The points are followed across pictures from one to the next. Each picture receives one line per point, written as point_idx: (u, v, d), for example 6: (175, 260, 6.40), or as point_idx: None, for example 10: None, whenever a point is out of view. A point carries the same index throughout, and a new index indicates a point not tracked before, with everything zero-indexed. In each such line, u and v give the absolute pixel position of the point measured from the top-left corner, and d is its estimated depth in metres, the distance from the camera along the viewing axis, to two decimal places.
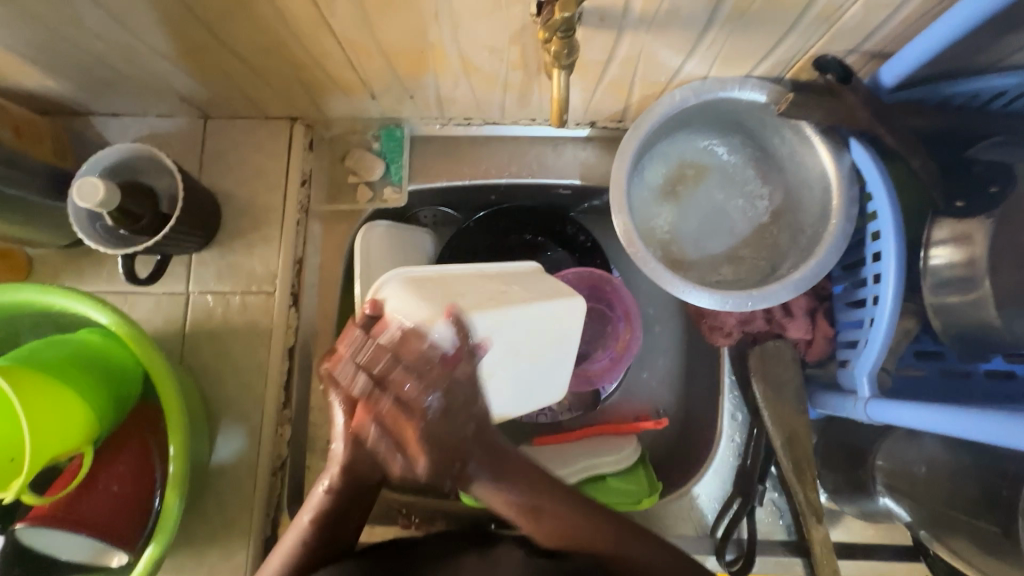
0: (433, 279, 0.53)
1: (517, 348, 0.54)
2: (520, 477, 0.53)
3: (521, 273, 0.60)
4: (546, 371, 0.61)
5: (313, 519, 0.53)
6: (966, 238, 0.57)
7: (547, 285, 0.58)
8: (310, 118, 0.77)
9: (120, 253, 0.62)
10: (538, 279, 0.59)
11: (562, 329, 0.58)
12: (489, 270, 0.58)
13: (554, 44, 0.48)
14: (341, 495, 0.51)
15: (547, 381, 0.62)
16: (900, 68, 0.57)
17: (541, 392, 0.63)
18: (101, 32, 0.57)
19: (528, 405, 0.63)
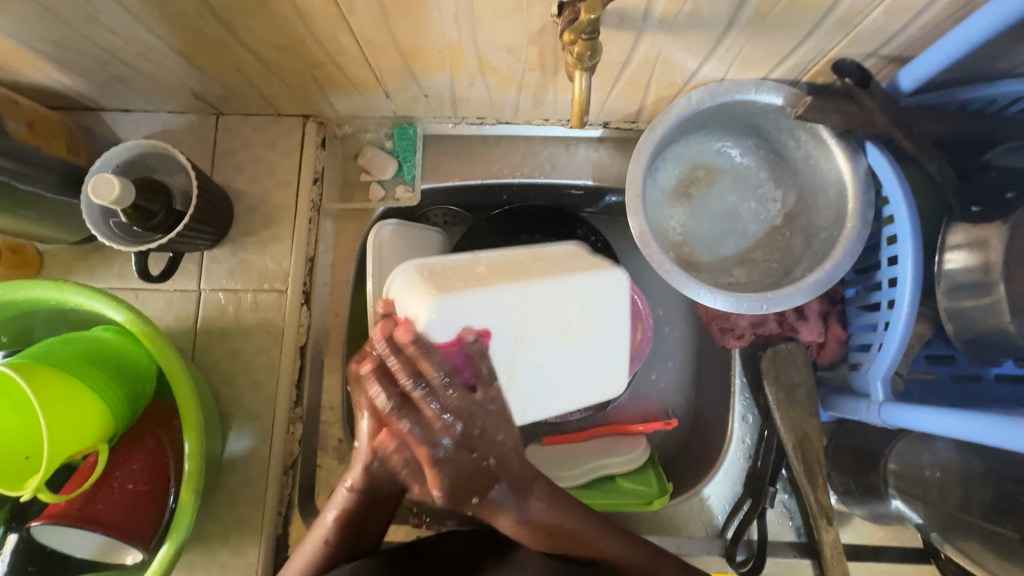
0: (437, 268, 0.54)
1: (529, 329, 0.54)
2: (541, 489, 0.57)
3: (552, 253, 0.59)
4: (568, 357, 0.57)
5: (337, 524, 0.56)
6: (982, 243, 0.57)
7: (572, 261, 0.58)
8: (322, 116, 0.77)
9: (135, 249, 0.62)
10: (562, 257, 0.58)
11: (583, 302, 0.56)
12: (515, 252, 0.58)
13: (576, 46, 0.48)
14: (363, 497, 0.55)
15: (571, 369, 0.58)
16: (920, 73, 0.57)
17: (565, 382, 0.58)
18: (118, 28, 0.57)
19: (549, 398, 0.58)
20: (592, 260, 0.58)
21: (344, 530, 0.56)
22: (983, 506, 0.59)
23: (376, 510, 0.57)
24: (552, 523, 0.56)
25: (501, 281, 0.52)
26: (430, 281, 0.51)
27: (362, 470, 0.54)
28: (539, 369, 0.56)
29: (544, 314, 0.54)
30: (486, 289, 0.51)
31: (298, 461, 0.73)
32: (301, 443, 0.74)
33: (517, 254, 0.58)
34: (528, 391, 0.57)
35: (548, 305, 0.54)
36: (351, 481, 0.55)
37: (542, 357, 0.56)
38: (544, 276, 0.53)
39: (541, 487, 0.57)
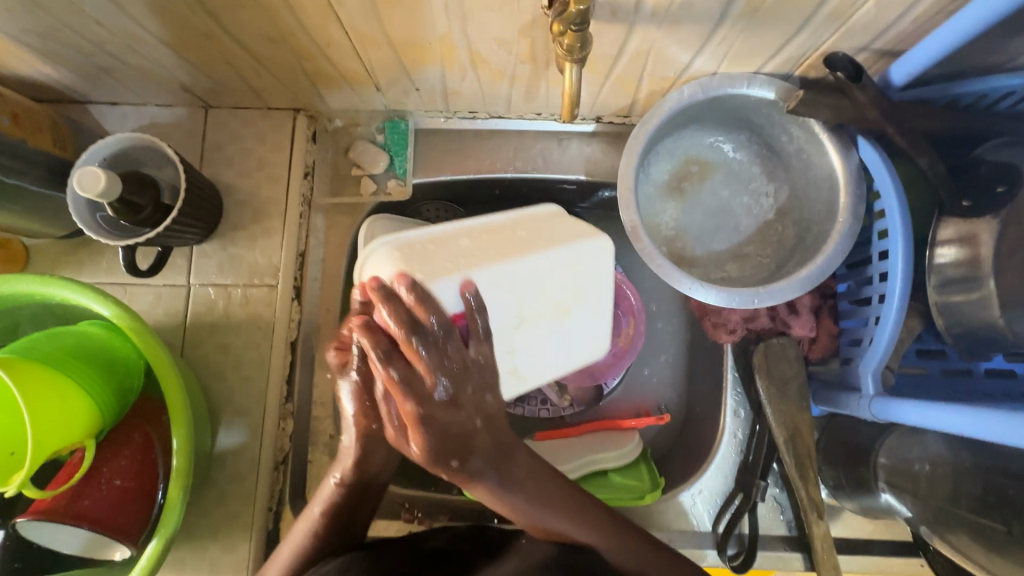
0: (418, 242, 0.49)
1: (519, 306, 0.51)
2: (520, 467, 0.53)
3: (534, 220, 0.56)
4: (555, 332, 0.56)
5: (324, 512, 0.55)
6: (972, 237, 0.57)
7: (564, 230, 0.55)
8: (313, 110, 0.76)
9: (122, 243, 0.62)
10: (551, 226, 0.55)
11: (572, 273, 0.53)
12: (494, 220, 0.54)
13: (566, 37, 0.48)
14: (351, 488, 0.55)
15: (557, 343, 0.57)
16: (910, 67, 0.57)
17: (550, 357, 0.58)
18: (103, 19, 0.56)
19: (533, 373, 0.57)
20: (575, 226, 0.55)
21: (332, 519, 0.56)
22: (972, 500, 0.57)
23: (364, 501, 0.57)
24: (534, 494, 0.54)
25: (493, 257, 0.49)
26: (415, 257, 0.47)
27: (352, 462, 0.53)
28: (534, 342, 0.55)
29: (534, 289, 0.51)
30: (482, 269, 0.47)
31: (289, 456, 0.73)
32: (291, 439, 0.73)
33: (498, 222, 0.54)
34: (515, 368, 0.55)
35: (537, 279, 0.51)
36: (339, 473, 0.55)
37: (536, 330, 0.54)
38: (531, 250, 0.50)
39: (520, 462, 0.52)
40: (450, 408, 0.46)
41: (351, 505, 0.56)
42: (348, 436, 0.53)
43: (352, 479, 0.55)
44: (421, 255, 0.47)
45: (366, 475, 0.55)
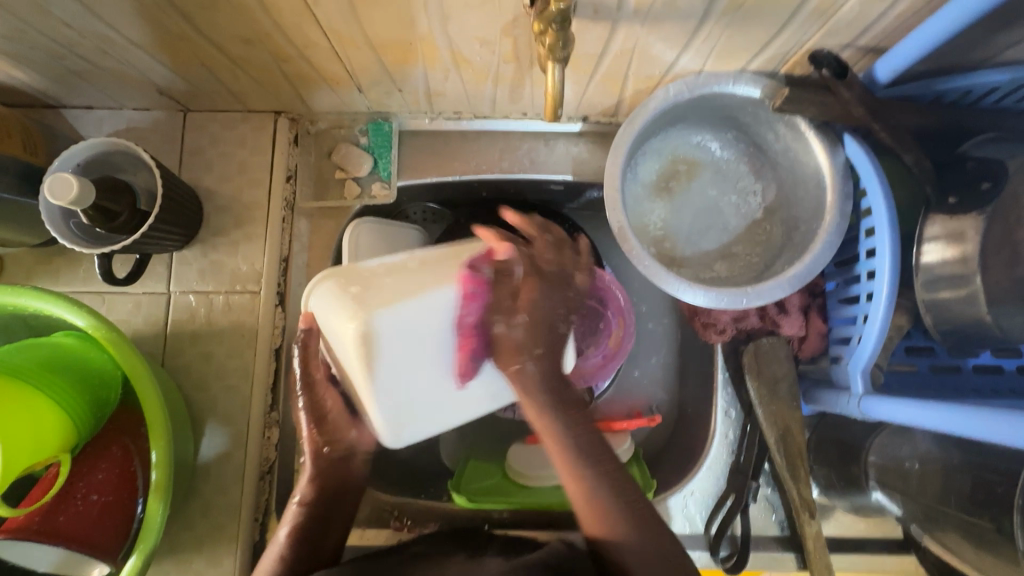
0: (370, 270, 0.49)
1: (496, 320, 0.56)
2: (575, 423, 0.55)
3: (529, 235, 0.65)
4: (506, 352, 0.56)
5: (291, 536, 0.55)
6: (958, 235, 0.57)
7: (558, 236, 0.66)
8: (294, 112, 0.75)
9: (97, 251, 0.60)
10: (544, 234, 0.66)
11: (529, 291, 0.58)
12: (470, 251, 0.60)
13: (547, 36, 0.47)
14: (314, 505, 0.56)
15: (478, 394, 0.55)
16: (897, 63, 0.56)
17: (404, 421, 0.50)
18: (72, 21, 0.55)
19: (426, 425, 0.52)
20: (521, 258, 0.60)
21: (297, 547, 0.54)
22: (961, 498, 0.56)
23: (336, 512, 0.58)
24: (583, 440, 0.55)
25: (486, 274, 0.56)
26: (381, 296, 0.46)
27: (308, 478, 0.57)
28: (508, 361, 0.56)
29: None
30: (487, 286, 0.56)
31: (275, 466, 0.72)
32: (277, 448, 0.72)
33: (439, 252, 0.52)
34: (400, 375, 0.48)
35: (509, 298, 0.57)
36: (301, 492, 0.56)
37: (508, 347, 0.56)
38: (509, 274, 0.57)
39: (574, 416, 0.55)
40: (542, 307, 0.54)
41: (317, 521, 0.56)
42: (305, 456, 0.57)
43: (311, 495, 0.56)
44: (396, 285, 0.47)
45: (327, 484, 0.57)
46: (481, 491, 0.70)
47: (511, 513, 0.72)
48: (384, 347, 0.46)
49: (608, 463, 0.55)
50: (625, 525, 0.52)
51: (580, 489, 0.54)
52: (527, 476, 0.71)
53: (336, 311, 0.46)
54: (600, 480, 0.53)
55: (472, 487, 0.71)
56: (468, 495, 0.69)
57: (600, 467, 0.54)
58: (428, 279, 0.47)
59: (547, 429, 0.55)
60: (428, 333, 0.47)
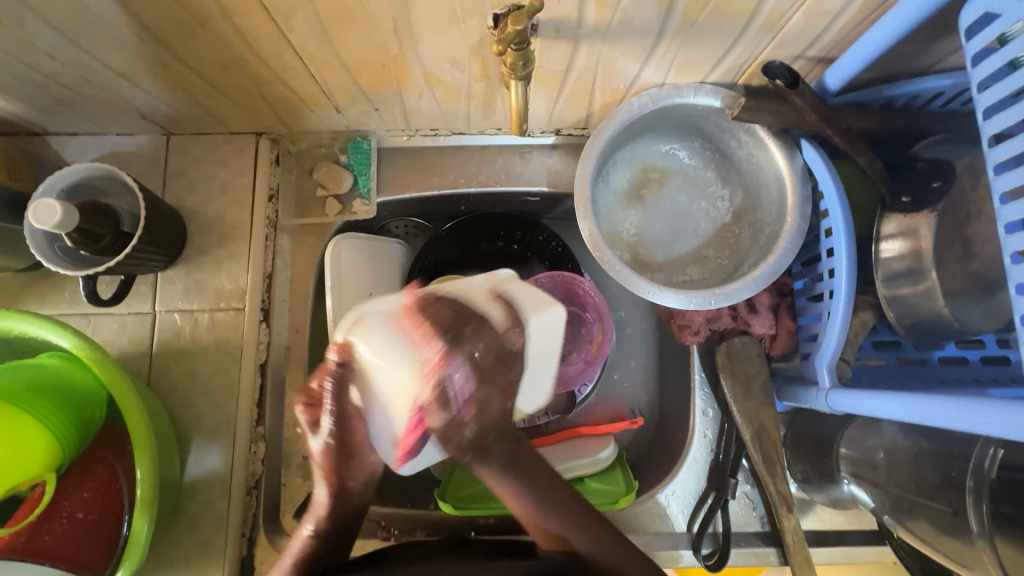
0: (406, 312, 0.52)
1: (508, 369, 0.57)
2: (530, 470, 0.60)
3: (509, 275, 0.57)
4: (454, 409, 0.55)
5: (293, 563, 0.55)
6: (913, 232, 0.60)
7: (534, 292, 0.57)
8: (275, 133, 0.77)
9: (81, 273, 0.61)
10: (522, 284, 0.57)
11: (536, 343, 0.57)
12: (473, 281, 0.57)
13: (508, 56, 0.49)
14: (326, 536, 0.56)
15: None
16: (843, 72, 0.59)
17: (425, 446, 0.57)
18: (54, 51, 0.57)
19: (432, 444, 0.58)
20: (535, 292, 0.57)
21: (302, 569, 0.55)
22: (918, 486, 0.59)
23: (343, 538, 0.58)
24: (535, 482, 0.60)
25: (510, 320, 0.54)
26: (424, 351, 0.50)
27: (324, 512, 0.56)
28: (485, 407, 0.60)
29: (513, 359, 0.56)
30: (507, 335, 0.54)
31: (262, 480, 0.72)
32: (264, 462, 0.73)
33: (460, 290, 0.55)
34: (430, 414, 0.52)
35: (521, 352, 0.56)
36: (313, 523, 0.56)
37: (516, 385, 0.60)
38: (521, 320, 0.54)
39: (524, 458, 0.61)
40: (490, 407, 0.55)
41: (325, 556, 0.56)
42: (321, 490, 0.55)
43: (326, 527, 0.56)
44: (452, 309, 0.53)
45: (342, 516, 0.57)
46: (466, 499, 0.72)
47: (497, 519, 0.73)
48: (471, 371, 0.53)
49: (558, 493, 0.60)
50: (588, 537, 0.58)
51: (543, 528, 0.58)
52: None
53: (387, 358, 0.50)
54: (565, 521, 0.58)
55: (460, 493, 0.72)
56: (455, 502, 0.71)
57: (551, 501, 0.59)
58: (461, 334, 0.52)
59: (498, 482, 0.59)
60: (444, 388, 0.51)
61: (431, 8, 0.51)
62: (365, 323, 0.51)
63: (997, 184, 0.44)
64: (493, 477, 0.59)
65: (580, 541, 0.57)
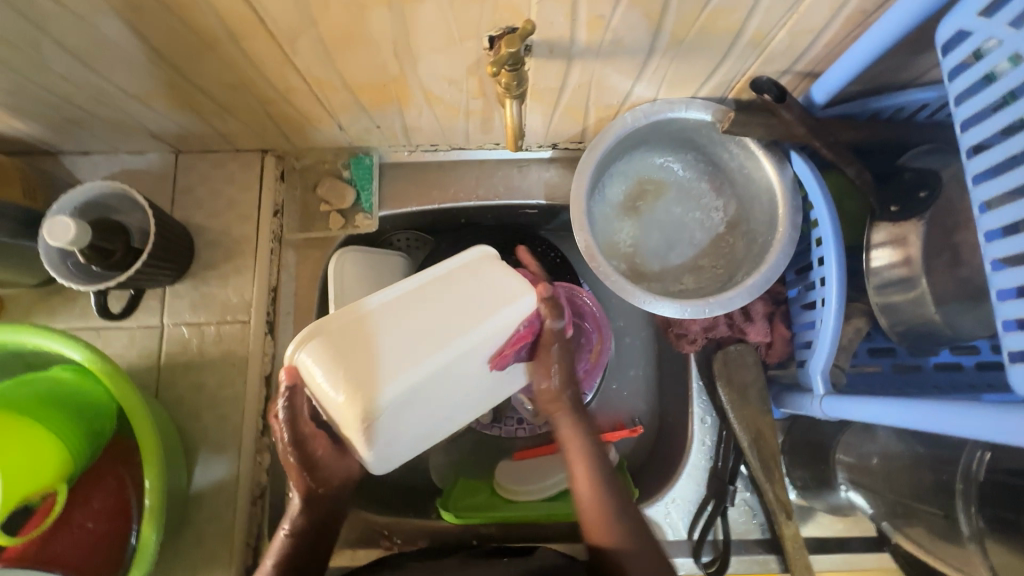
0: (356, 327, 0.48)
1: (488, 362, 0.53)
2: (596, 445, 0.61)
3: (470, 267, 0.53)
4: (421, 417, 0.51)
5: (275, 563, 0.56)
6: (902, 240, 0.61)
7: (494, 287, 0.51)
8: (280, 150, 0.79)
9: (92, 288, 0.63)
10: (481, 279, 0.51)
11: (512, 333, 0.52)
12: (429, 277, 0.52)
13: (503, 76, 0.51)
14: (303, 534, 0.58)
15: (449, 417, 0.57)
16: (828, 87, 0.61)
17: (396, 452, 0.53)
18: (70, 75, 0.59)
19: (406, 447, 0.55)
20: (502, 279, 0.51)
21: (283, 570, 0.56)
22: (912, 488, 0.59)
23: (324, 537, 0.59)
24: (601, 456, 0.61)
25: (475, 315, 0.49)
26: (365, 374, 0.45)
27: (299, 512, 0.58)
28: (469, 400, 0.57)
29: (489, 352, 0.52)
30: (473, 333, 0.48)
31: (267, 490, 0.73)
32: (269, 472, 0.73)
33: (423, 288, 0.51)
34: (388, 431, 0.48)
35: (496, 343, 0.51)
36: (289, 522, 0.58)
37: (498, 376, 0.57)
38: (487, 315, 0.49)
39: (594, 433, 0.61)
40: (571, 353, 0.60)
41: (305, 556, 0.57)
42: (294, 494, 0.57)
43: (302, 526, 0.58)
44: (402, 318, 0.48)
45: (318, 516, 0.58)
46: (470, 506, 0.72)
47: (498, 528, 0.74)
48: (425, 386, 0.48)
49: (617, 479, 0.60)
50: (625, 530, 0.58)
51: (592, 505, 0.59)
52: (515, 492, 0.73)
53: (335, 382, 0.45)
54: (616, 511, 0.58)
55: (461, 503, 0.73)
56: (457, 511, 0.72)
57: (612, 482, 0.60)
58: (415, 347, 0.47)
59: (573, 442, 0.61)
60: (417, 394, 0.48)
61: (430, 31, 0.54)
62: (312, 346, 0.47)
63: (976, 193, 0.45)
64: (570, 432, 0.61)
65: (619, 538, 0.57)
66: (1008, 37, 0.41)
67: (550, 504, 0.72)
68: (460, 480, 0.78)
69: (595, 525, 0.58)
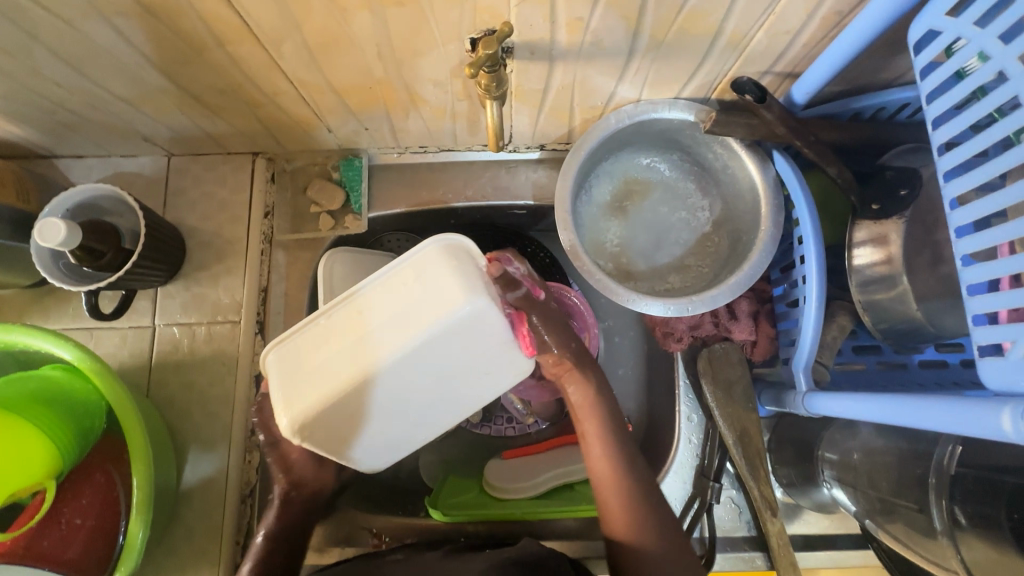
0: (300, 340, 0.47)
1: (452, 368, 0.49)
2: (611, 419, 0.63)
3: (414, 266, 0.47)
4: (378, 422, 0.50)
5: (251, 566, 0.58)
6: (882, 238, 0.61)
7: (431, 293, 0.46)
8: (270, 152, 0.80)
9: (83, 289, 0.64)
10: (419, 284, 0.46)
11: (464, 338, 0.47)
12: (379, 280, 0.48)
13: (482, 78, 0.52)
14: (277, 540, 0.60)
15: (441, 417, 0.54)
16: (807, 88, 0.62)
17: (376, 451, 0.53)
18: (61, 80, 0.60)
19: (386, 444, 0.54)
20: (447, 278, 0.46)
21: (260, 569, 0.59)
22: (892, 483, 0.60)
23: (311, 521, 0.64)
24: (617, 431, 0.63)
25: (413, 320, 0.45)
26: (294, 389, 0.46)
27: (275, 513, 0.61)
28: (458, 400, 0.53)
29: (445, 358, 0.47)
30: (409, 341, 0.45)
31: (257, 488, 0.73)
32: (259, 470, 0.74)
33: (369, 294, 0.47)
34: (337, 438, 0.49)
35: (447, 349, 0.46)
36: (265, 527, 0.61)
37: (479, 378, 0.52)
38: (424, 321, 0.45)
39: (607, 406, 0.63)
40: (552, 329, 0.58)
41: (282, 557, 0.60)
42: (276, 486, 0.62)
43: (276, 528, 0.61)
44: (337, 332, 0.46)
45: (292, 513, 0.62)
46: (455, 505, 0.73)
47: (487, 526, 0.74)
48: (358, 402, 0.46)
49: (636, 460, 0.62)
50: (653, 526, 0.59)
51: (607, 483, 0.61)
52: (503, 490, 0.74)
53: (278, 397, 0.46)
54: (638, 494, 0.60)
55: (450, 501, 0.73)
56: (445, 509, 0.72)
57: (633, 463, 0.62)
58: (349, 358, 0.45)
59: (586, 410, 0.63)
60: (365, 403, 0.47)
61: (412, 34, 0.54)
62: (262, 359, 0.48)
63: (947, 189, 0.46)
64: (582, 398, 0.62)
65: (642, 525, 0.59)
66: (973, 35, 0.42)
67: (531, 503, 0.72)
68: (450, 479, 0.79)
69: (613, 503, 0.60)
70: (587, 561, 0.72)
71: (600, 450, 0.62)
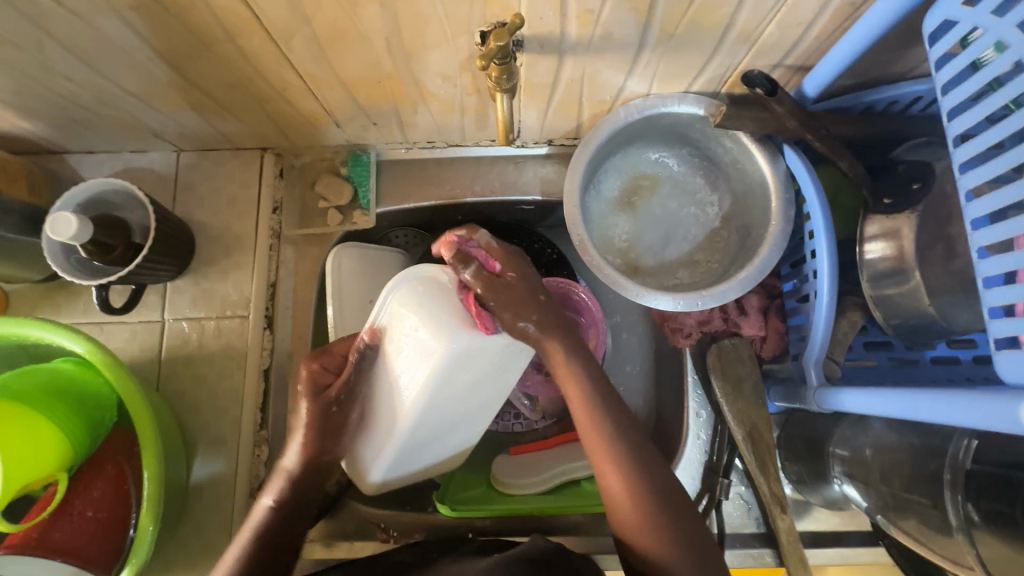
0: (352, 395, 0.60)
1: (467, 386, 0.55)
2: (618, 420, 0.57)
3: (390, 325, 0.52)
4: (436, 435, 0.61)
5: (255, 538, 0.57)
6: (894, 233, 0.61)
7: (410, 350, 0.51)
8: (278, 148, 0.80)
9: (93, 283, 0.64)
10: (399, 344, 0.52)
11: (454, 375, 0.52)
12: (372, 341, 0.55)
13: (492, 70, 0.53)
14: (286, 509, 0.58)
15: (482, 407, 0.63)
16: (819, 81, 0.61)
17: (435, 452, 0.65)
18: (73, 75, 0.61)
19: (465, 427, 0.65)
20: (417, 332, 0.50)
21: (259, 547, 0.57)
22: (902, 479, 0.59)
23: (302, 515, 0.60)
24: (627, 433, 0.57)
25: (408, 375, 0.52)
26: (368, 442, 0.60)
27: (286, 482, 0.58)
28: (489, 393, 0.61)
29: (451, 388, 0.54)
30: (412, 392, 0.52)
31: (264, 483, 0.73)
32: (267, 465, 0.74)
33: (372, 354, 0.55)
34: (412, 455, 0.63)
35: (445, 386, 0.52)
36: (273, 496, 0.58)
37: (493, 376, 0.58)
38: (415, 377, 0.51)
39: (615, 406, 0.58)
40: (532, 310, 0.53)
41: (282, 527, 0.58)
42: (291, 458, 0.58)
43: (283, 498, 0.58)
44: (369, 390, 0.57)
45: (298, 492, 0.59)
46: (463, 501, 0.72)
47: (493, 521, 0.74)
48: (407, 436, 0.58)
49: (653, 464, 0.57)
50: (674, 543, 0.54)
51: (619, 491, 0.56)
52: (510, 485, 0.73)
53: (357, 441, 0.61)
54: (658, 501, 0.56)
55: (457, 496, 0.73)
56: (453, 504, 0.71)
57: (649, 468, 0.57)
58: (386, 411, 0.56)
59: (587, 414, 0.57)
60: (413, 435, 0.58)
61: (422, 27, 0.54)
62: None
63: (963, 181, 0.46)
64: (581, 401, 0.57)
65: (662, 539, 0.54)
66: (991, 25, 0.42)
67: (538, 498, 0.72)
68: (458, 473, 0.78)
69: (627, 513, 0.55)
70: (596, 556, 0.73)
71: (598, 436, 0.57)
